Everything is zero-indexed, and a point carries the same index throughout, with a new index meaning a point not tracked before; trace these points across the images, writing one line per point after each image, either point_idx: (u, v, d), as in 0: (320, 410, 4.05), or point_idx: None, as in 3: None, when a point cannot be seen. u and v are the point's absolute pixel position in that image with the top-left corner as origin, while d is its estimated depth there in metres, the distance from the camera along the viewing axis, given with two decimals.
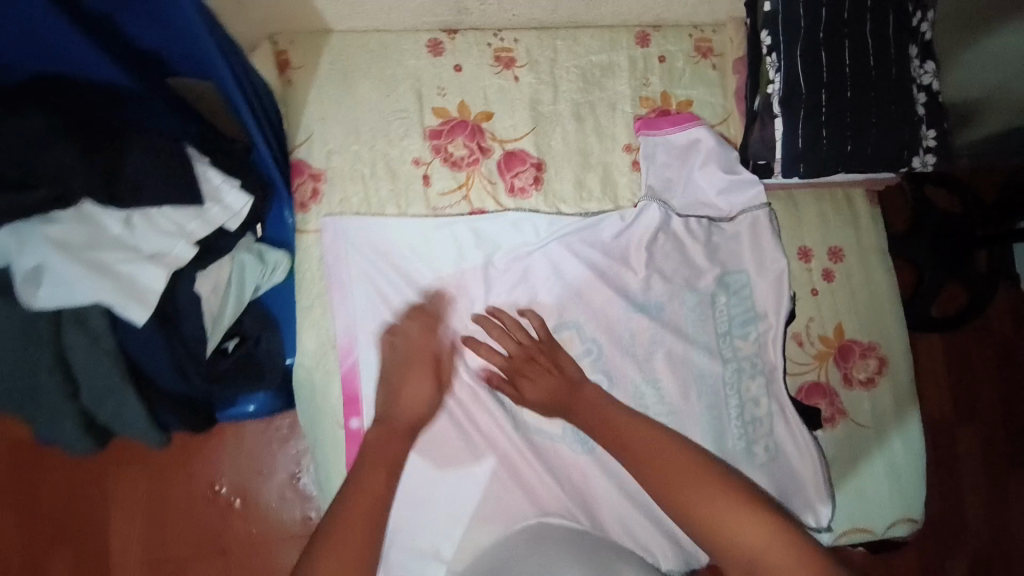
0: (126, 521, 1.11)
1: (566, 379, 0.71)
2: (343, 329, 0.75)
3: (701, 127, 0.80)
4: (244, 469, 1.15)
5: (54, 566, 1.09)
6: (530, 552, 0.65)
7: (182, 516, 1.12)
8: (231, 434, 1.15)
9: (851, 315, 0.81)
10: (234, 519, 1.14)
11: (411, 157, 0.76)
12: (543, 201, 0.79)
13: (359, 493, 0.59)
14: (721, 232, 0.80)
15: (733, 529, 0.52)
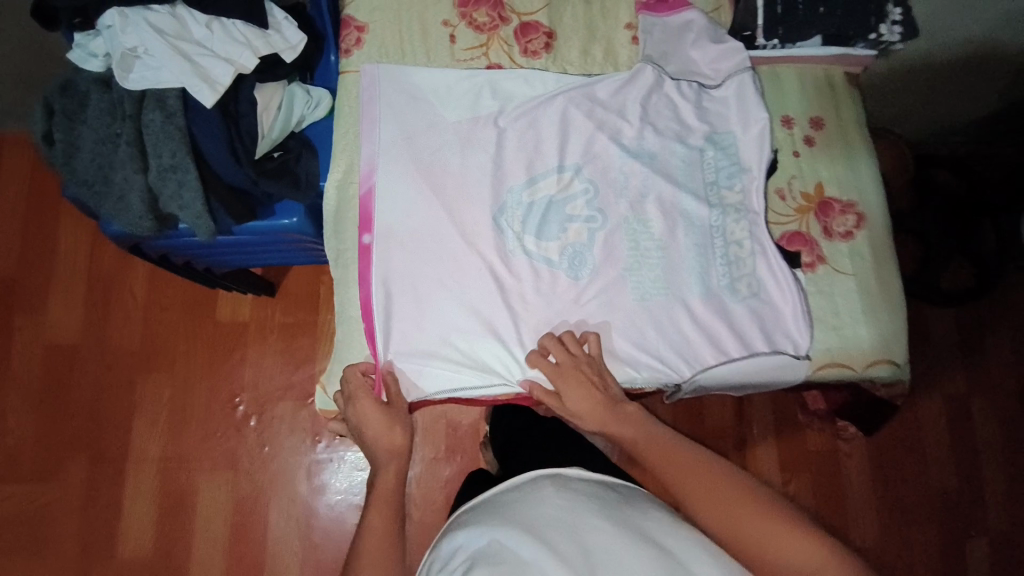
0: (156, 418, 1.27)
1: (605, 396, 0.76)
2: (369, 153, 0.85)
3: (694, 9, 0.91)
4: (262, 389, 1.29)
5: (75, 465, 1.24)
6: (554, 498, 0.61)
7: (202, 423, 1.27)
8: (250, 360, 1.30)
9: (830, 177, 0.89)
10: (248, 433, 1.27)
11: (442, 20, 0.90)
12: (552, 62, 0.90)
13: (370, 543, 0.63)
14: (710, 97, 0.90)
15: (779, 546, 0.56)
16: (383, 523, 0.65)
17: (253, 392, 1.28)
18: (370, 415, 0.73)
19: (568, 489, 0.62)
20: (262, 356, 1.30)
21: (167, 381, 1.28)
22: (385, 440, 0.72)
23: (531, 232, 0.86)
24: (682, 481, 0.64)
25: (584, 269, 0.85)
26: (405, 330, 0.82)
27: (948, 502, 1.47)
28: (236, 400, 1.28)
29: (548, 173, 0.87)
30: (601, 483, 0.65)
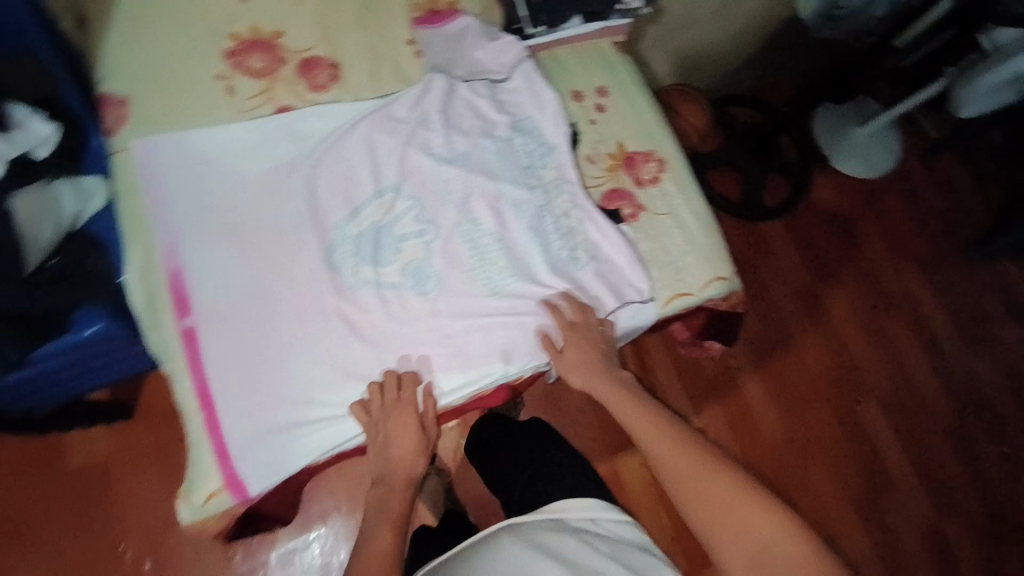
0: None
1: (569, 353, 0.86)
2: (169, 234, 0.80)
3: (465, 15, 0.96)
4: (150, 525, 1.16)
5: None
6: (510, 543, 0.76)
7: None
8: (127, 497, 1.17)
9: (626, 134, 0.98)
10: None
11: (213, 74, 0.85)
12: (343, 92, 0.90)
13: (370, 558, 0.74)
14: (504, 90, 0.95)
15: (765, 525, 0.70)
16: (388, 538, 0.77)
17: (139, 532, 1.15)
18: (397, 423, 0.80)
19: (528, 540, 0.76)
20: (144, 487, 1.17)
21: (30, 556, 1.12)
22: (398, 454, 0.83)
23: (370, 261, 0.84)
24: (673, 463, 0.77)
25: (428, 283, 0.85)
26: (257, 405, 0.77)
27: (833, 380, 1.93)
28: (121, 547, 1.14)
29: (369, 199, 0.86)
30: (555, 519, 0.82)
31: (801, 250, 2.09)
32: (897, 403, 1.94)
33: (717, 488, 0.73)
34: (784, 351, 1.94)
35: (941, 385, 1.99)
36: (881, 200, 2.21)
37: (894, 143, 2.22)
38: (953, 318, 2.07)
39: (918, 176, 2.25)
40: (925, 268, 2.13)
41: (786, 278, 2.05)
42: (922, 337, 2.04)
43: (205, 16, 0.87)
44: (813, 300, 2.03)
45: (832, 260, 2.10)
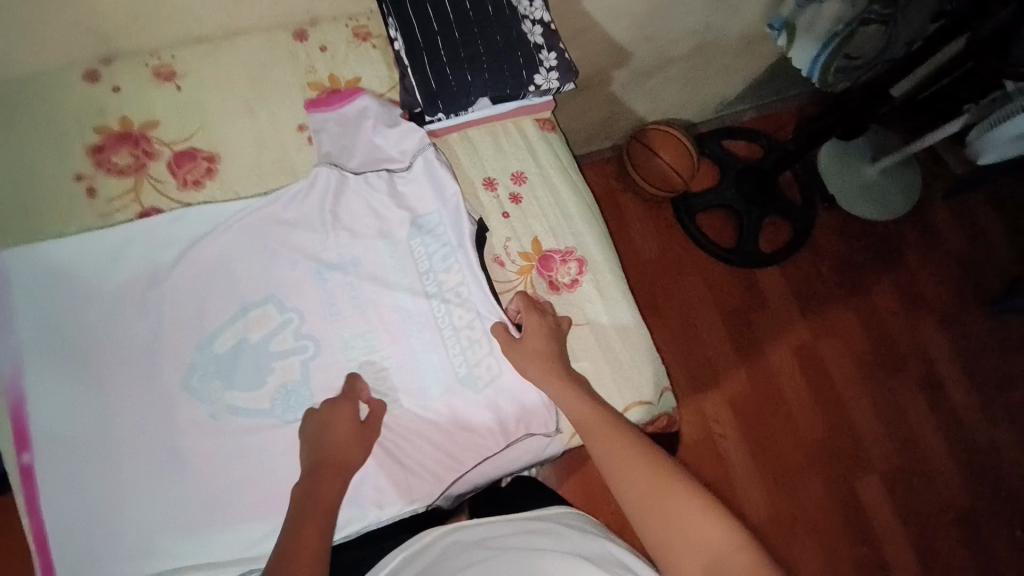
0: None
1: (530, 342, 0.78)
2: (13, 356, 0.71)
3: (366, 95, 0.85)
4: None
5: None
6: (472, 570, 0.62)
7: None
8: None
9: (543, 228, 0.86)
10: None
11: (73, 174, 0.78)
12: (219, 189, 0.81)
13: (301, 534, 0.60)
14: (403, 180, 0.85)
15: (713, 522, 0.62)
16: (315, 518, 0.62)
17: None
18: (337, 424, 0.71)
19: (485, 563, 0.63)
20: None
21: None
22: (335, 442, 0.70)
23: (234, 384, 0.74)
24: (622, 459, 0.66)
25: (302, 409, 0.75)
26: (98, 552, 0.69)
27: (829, 448, 1.77)
28: None
29: (242, 311, 0.76)
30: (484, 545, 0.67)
31: (802, 299, 1.90)
32: (900, 475, 1.78)
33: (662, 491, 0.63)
34: (776, 414, 1.77)
35: (949, 453, 1.83)
36: (894, 243, 2.01)
37: (912, 182, 2.02)
38: (962, 376, 1.90)
39: (937, 217, 2.05)
40: (937, 320, 1.95)
41: (782, 331, 1.86)
42: (929, 398, 1.87)
43: (71, 110, 0.81)
44: (812, 357, 1.85)
45: (835, 309, 1.91)
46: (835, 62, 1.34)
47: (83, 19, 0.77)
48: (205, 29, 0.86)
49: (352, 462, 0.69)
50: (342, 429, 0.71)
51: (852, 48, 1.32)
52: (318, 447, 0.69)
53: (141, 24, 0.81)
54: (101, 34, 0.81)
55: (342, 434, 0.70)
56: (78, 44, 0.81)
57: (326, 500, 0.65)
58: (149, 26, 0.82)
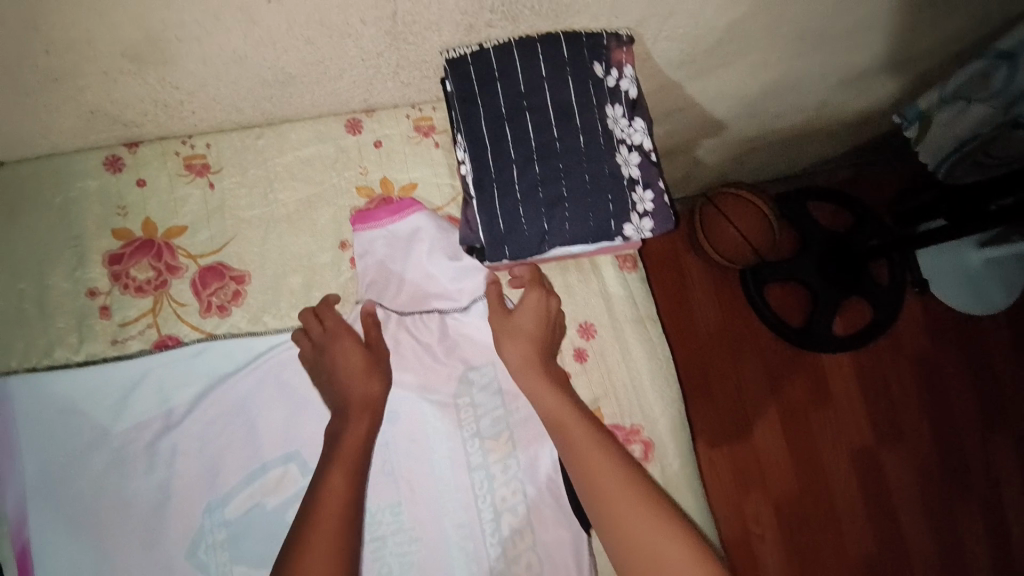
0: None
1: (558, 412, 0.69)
2: (19, 499, 0.65)
3: (422, 212, 0.73)
4: None
5: None
6: None
7: None
8: None
9: (608, 396, 0.74)
10: None
11: (86, 290, 0.69)
12: (244, 317, 0.71)
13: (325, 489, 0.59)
14: (456, 321, 0.73)
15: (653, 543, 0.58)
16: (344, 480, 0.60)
17: None
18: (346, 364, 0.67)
19: None
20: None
21: None
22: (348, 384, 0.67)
23: (241, 558, 0.66)
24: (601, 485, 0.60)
25: None
26: None
27: (873, 566, 1.63)
28: None
29: (265, 470, 0.68)
30: None
31: (869, 395, 1.72)
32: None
33: (644, 524, 0.58)
34: (821, 524, 1.63)
35: None
36: (986, 342, 1.79)
37: None
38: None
39: None
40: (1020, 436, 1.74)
41: (841, 433, 1.69)
42: (995, 524, 1.68)
43: (88, 207, 0.71)
44: (871, 466, 1.68)
45: (906, 409, 1.73)
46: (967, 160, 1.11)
47: (101, 109, 0.65)
48: (245, 118, 0.73)
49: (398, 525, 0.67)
50: (352, 362, 0.67)
51: (995, 146, 1.08)
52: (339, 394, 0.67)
53: (171, 113, 0.69)
54: (126, 122, 0.69)
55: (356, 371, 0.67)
56: (97, 131, 0.69)
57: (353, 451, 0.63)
58: (181, 115, 0.70)
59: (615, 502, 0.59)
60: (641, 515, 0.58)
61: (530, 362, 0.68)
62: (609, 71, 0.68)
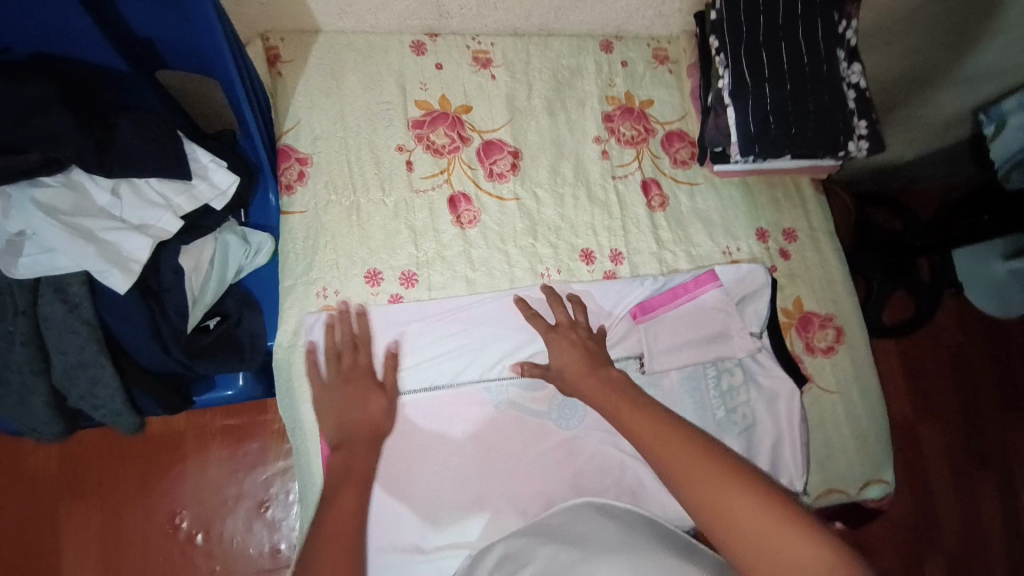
0: (87, 558, 1.07)
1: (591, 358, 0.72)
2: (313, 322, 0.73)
3: (716, 290, 0.82)
4: (206, 498, 1.12)
5: None
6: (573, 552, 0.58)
7: (138, 552, 1.08)
8: (184, 464, 1.13)
9: (807, 290, 0.88)
10: (197, 556, 1.09)
11: (395, 145, 0.81)
12: (520, 185, 0.83)
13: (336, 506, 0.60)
14: (684, 209, 0.87)
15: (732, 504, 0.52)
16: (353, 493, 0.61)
17: (197, 506, 1.11)
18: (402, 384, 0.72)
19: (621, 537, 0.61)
20: (201, 470, 1.13)
21: (96, 508, 1.09)
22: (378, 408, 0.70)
23: (517, 382, 0.78)
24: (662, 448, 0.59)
25: (576, 415, 0.79)
26: (388, 515, 0.73)
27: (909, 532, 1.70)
28: (177, 519, 1.10)
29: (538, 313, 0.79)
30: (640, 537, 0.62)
31: (907, 369, 1.83)
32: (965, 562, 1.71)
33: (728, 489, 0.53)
34: None
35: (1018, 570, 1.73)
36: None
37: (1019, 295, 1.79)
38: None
39: None
40: None
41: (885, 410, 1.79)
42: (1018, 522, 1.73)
43: (398, 79, 0.83)
44: (910, 443, 1.76)
45: (935, 387, 1.82)
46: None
47: None
48: (527, 25, 0.87)
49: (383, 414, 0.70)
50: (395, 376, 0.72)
51: None
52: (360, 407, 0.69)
53: (481, 11, 0.82)
54: (441, 11, 0.82)
55: (364, 410, 0.70)
56: (417, 15, 0.82)
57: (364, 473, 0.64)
58: (484, 13, 0.84)
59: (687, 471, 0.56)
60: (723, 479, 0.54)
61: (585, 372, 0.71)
62: (842, 21, 0.85)
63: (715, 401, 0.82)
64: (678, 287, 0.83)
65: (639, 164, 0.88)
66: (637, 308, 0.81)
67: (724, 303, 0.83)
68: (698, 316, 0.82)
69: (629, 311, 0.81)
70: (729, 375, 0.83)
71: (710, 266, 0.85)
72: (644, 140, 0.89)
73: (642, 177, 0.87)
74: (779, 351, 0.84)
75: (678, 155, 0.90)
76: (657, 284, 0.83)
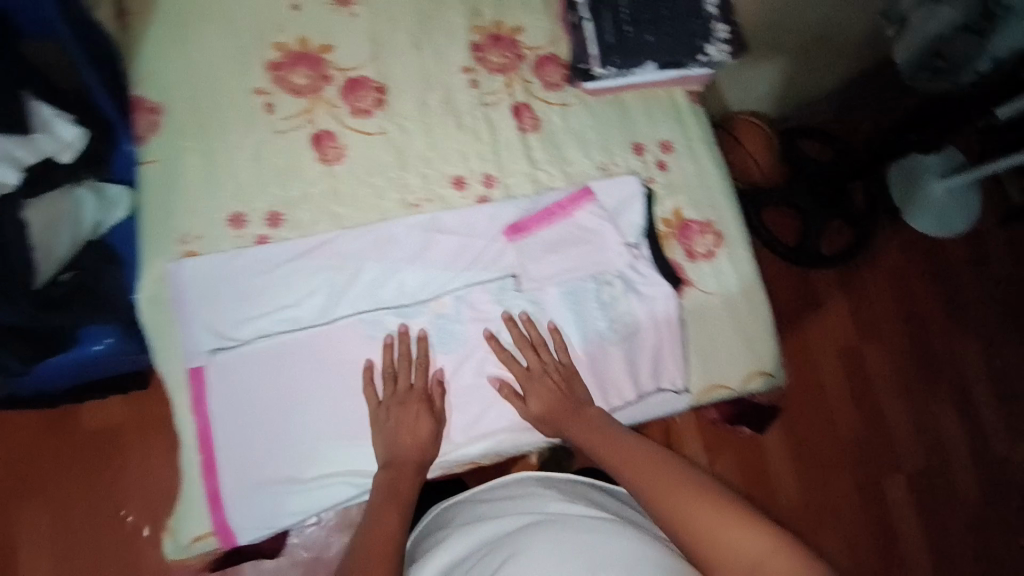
0: (34, 559, 1.05)
1: (568, 396, 0.80)
2: (176, 269, 0.75)
3: (589, 205, 0.85)
4: (154, 490, 1.11)
5: None
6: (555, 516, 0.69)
7: (87, 548, 1.07)
8: (129, 461, 1.11)
9: (686, 199, 0.89)
10: (146, 546, 1.09)
11: (253, 88, 0.81)
12: (387, 119, 0.83)
13: (373, 532, 0.70)
14: (556, 131, 0.88)
15: (693, 509, 0.62)
16: (396, 517, 0.71)
17: (144, 499, 1.10)
18: (400, 412, 0.77)
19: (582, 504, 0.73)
20: (149, 463, 1.11)
21: (39, 511, 1.07)
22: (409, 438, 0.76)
23: (389, 312, 0.80)
24: (635, 467, 0.70)
25: (450, 339, 0.81)
26: (261, 453, 0.75)
27: (862, 451, 1.68)
28: (124, 512, 1.09)
29: (403, 244, 0.81)
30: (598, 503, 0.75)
31: (852, 291, 1.81)
32: (927, 476, 1.69)
33: (688, 496, 0.64)
34: (811, 407, 1.69)
35: (973, 481, 1.71)
36: (985, 263, 1.90)
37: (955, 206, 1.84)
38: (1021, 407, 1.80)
39: None
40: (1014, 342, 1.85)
41: (832, 336, 1.76)
42: (973, 432, 1.75)
43: (255, 24, 0.82)
44: (858, 369, 1.75)
45: (879, 309, 1.81)
46: (926, 66, 1.01)
47: None
48: None
49: (420, 434, 0.77)
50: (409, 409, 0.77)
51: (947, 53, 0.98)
52: (392, 445, 0.76)
53: None
54: None
55: (413, 434, 0.77)
56: None
57: (403, 496, 0.74)
58: None
59: (655, 487, 0.66)
60: (683, 491, 0.64)
61: (554, 403, 0.80)
62: None
63: (598, 311, 0.84)
64: (552, 205, 0.85)
65: (510, 91, 0.88)
66: (512, 228, 0.83)
67: (597, 216, 0.86)
68: (568, 233, 0.85)
69: (505, 232, 0.83)
70: (608, 288, 0.85)
71: (586, 183, 0.87)
72: (514, 67, 0.89)
73: (513, 103, 0.88)
74: (654, 257, 0.86)
75: (549, 78, 0.89)
76: (529, 203, 0.85)
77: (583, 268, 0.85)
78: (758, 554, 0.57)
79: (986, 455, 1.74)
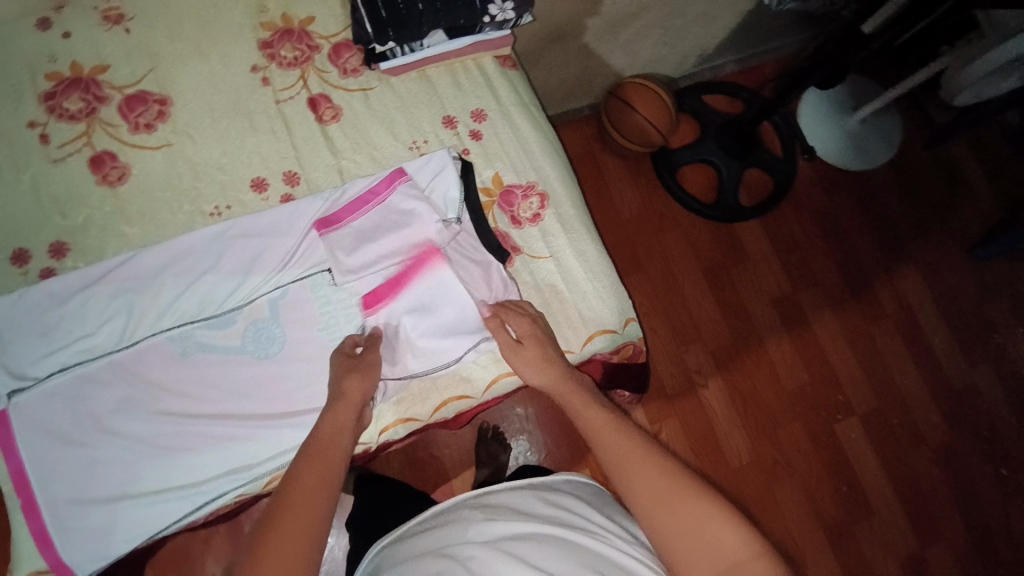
0: None
1: (534, 341, 0.75)
2: None
3: (405, 184, 0.81)
4: None
5: None
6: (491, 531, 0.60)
7: None
8: None
9: (504, 164, 0.86)
10: None
11: (25, 121, 0.77)
12: (172, 131, 0.80)
13: (291, 495, 0.59)
14: (358, 116, 0.85)
15: (674, 503, 0.59)
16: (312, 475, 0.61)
17: None
18: (349, 373, 0.71)
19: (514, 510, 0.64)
20: None
21: None
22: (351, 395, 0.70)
23: (202, 324, 0.77)
24: (617, 450, 0.65)
25: (268, 345, 0.77)
26: (77, 488, 0.70)
27: (810, 398, 1.49)
28: None
29: (211, 253, 0.77)
30: (543, 501, 0.66)
31: (776, 230, 1.62)
32: (882, 418, 1.50)
33: (675, 491, 0.59)
34: (750, 358, 1.51)
35: (942, 419, 1.52)
36: (942, 176, 1.71)
37: (892, 125, 1.69)
38: (980, 335, 1.60)
39: (993, 141, 1.75)
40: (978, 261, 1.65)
41: (763, 284, 1.57)
42: (926, 366, 1.56)
43: (23, 58, 0.79)
44: (794, 315, 1.56)
45: (811, 251, 1.62)
46: None
47: None
48: None
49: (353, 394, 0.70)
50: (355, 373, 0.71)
51: None
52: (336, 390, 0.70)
53: None
54: None
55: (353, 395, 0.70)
56: None
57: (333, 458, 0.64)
58: None
59: (638, 475, 0.62)
60: (667, 483, 0.60)
61: (544, 372, 0.74)
62: None
63: (423, 294, 0.80)
64: (365, 193, 0.81)
65: (304, 83, 0.85)
66: (322, 220, 0.79)
67: (414, 195, 0.81)
68: (381, 218, 0.80)
69: (314, 226, 0.79)
70: (433, 268, 0.80)
71: (400, 165, 0.83)
72: (308, 58, 0.86)
73: (309, 95, 0.85)
74: (477, 228, 0.82)
75: (347, 64, 0.86)
76: (336, 195, 0.80)
77: (405, 249, 0.80)
78: (740, 553, 0.55)
79: (947, 389, 1.54)
